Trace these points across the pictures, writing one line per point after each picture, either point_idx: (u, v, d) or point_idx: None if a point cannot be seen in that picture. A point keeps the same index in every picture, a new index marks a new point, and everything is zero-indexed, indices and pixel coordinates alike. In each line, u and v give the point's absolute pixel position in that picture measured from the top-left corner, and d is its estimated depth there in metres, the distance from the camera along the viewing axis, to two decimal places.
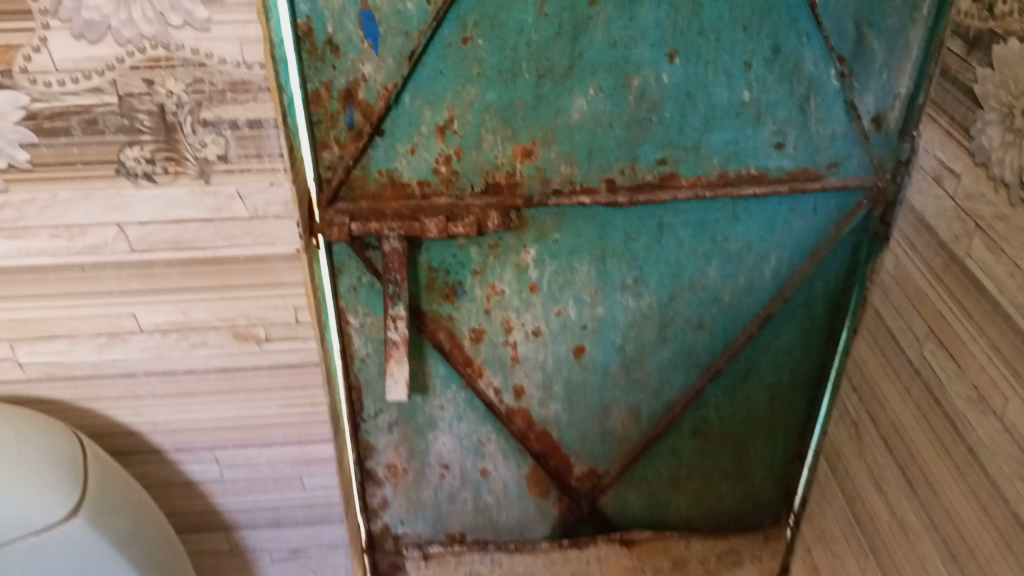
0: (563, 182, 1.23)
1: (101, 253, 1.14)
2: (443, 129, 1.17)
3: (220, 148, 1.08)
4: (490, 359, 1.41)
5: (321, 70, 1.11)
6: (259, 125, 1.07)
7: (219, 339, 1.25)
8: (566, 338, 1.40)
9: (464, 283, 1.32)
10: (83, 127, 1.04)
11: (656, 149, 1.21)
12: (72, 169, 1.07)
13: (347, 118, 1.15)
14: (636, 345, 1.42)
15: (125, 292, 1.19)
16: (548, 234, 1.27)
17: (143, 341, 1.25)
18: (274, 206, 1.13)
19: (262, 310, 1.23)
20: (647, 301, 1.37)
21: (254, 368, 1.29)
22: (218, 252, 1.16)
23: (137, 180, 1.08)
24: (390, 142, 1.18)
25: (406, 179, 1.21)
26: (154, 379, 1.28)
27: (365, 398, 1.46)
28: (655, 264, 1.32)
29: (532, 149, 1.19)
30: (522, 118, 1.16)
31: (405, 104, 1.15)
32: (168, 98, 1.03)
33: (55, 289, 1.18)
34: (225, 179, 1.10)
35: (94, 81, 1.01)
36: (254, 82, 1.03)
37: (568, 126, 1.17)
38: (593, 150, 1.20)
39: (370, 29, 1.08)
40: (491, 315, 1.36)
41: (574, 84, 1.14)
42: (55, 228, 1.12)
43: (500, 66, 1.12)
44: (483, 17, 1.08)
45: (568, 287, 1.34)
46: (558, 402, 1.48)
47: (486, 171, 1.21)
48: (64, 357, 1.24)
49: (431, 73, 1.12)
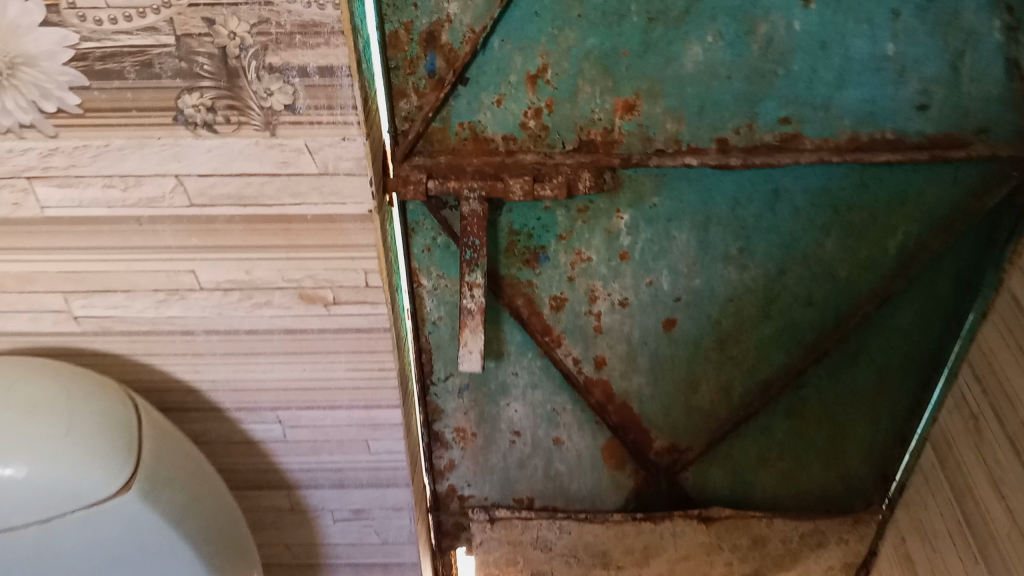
0: (668, 141, 1.08)
1: (159, 206, 1.06)
2: (535, 78, 1.03)
3: (288, 98, 0.96)
4: (571, 328, 1.30)
5: (400, 9, 0.97)
6: (331, 73, 0.94)
7: (284, 299, 1.16)
8: (656, 310, 1.27)
9: (547, 248, 1.20)
10: (138, 70, 0.94)
11: (778, 108, 1.05)
12: (127, 116, 0.97)
13: (429, 64, 1.02)
14: (734, 320, 1.28)
15: (184, 248, 1.10)
16: (645, 197, 1.14)
17: (203, 299, 1.16)
18: (345, 162, 1.02)
19: (331, 272, 1.13)
20: (751, 274, 1.23)
21: (320, 331, 1.19)
22: (285, 210, 1.06)
23: (197, 130, 0.98)
24: (474, 92, 1.05)
25: (489, 134, 1.09)
26: (215, 338, 1.21)
27: (435, 361, 1.36)
28: (764, 235, 1.18)
29: (635, 103, 1.05)
30: (627, 68, 1.02)
31: (493, 48, 1.01)
32: (231, 40, 0.91)
33: (111, 240, 1.10)
34: (293, 132, 0.99)
35: (149, 19, 0.90)
36: (327, 24, 0.90)
37: (679, 77, 1.02)
38: (705, 106, 1.05)
39: None
40: (576, 283, 1.24)
41: (688, 29, 0.98)
42: (111, 177, 1.03)
43: (604, 8, 0.97)
44: None
45: (662, 257, 1.21)
46: (641, 375, 1.36)
47: (581, 127, 1.07)
48: (121, 311, 1.17)
49: (525, 13, 0.98)
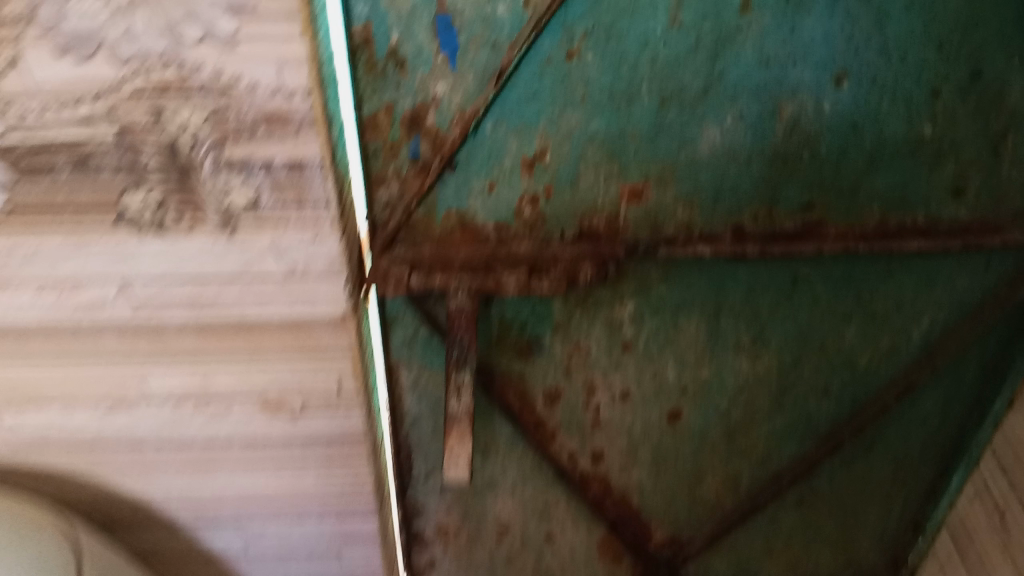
0: (678, 228, 0.97)
1: (100, 314, 0.91)
2: (531, 164, 0.92)
3: (250, 196, 0.83)
4: (567, 423, 1.16)
5: (380, 89, 0.85)
6: (301, 169, 0.81)
7: (244, 410, 1.02)
8: (660, 402, 1.15)
9: (542, 339, 1.07)
10: (73, 167, 0.80)
11: (800, 193, 0.95)
12: (60, 216, 0.83)
13: (412, 148, 0.90)
14: (744, 412, 1.17)
15: (130, 355, 0.95)
16: (651, 286, 1.02)
17: (153, 412, 1.01)
18: (317, 261, 0.88)
19: (299, 378, 0.98)
20: (765, 364, 1.12)
21: (286, 442, 1.05)
22: (246, 314, 0.92)
23: (142, 232, 0.85)
24: (463, 178, 0.93)
25: (479, 221, 0.96)
26: (167, 451, 1.06)
27: (415, 458, 1.20)
28: (780, 322, 1.07)
29: (643, 189, 0.93)
30: (635, 152, 0.91)
31: (485, 132, 0.89)
32: (182, 133, 0.79)
33: (44, 350, 0.94)
34: (255, 233, 0.85)
35: (84, 110, 0.76)
36: (295, 115, 0.78)
37: (694, 162, 0.91)
38: (720, 192, 0.94)
39: (447, 39, 0.82)
40: (573, 375, 1.11)
41: (706, 111, 0.88)
42: (44, 280, 0.88)
43: (612, 88, 0.86)
44: (597, 26, 0.82)
45: (669, 347, 1.08)
46: (642, 469, 1.23)
47: (582, 214, 0.95)
48: (58, 425, 1.02)
49: (523, 94, 0.86)
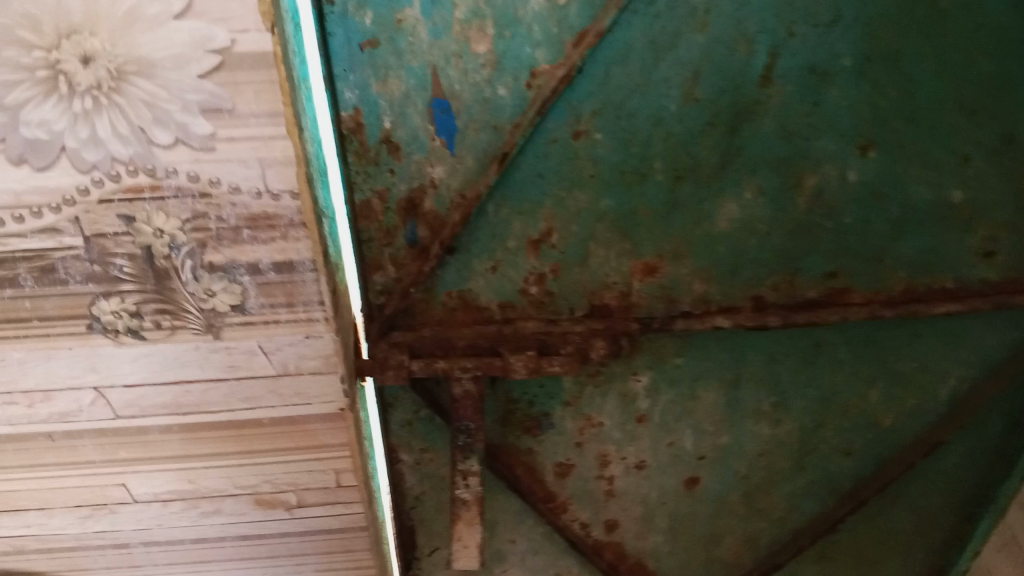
0: (696, 301, 0.90)
1: (75, 421, 0.84)
2: (537, 243, 0.85)
3: (234, 298, 0.76)
4: (579, 494, 1.10)
5: (373, 176, 0.79)
6: (290, 269, 0.74)
7: (236, 506, 0.95)
8: (677, 470, 1.08)
9: (551, 414, 1.00)
10: (37, 276, 0.73)
11: (823, 262, 0.89)
12: (27, 326, 0.76)
13: (408, 233, 0.83)
14: (764, 474, 1.11)
15: (111, 462, 0.88)
16: (666, 358, 0.96)
17: (138, 513, 0.94)
18: (309, 360, 0.82)
19: (293, 475, 0.92)
20: (786, 428, 1.06)
21: (282, 535, 0.99)
22: (235, 415, 0.86)
23: (118, 338, 0.78)
24: (464, 260, 0.86)
25: (482, 301, 0.90)
26: (155, 548, 0.98)
27: (417, 535, 1.14)
28: (801, 387, 1.01)
29: (657, 265, 0.87)
30: (648, 228, 0.85)
31: (487, 214, 0.83)
32: (157, 238, 0.71)
33: (17, 460, 0.87)
34: (242, 334, 0.79)
35: (47, 219, 0.69)
36: (282, 216, 0.71)
37: (711, 237, 0.86)
38: (738, 264, 0.88)
39: (443, 122, 0.76)
40: (584, 448, 1.04)
41: (722, 186, 0.82)
42: (11, 393, 0.81)
43: (622, 166, 0.80)
44: (605, 104, 0.76)
45: (686, 417, 1.02)
46: (659, 535, 1.16)
47: (592, 292, 0.89)
48: (36, 531, 0.95)
49: (527, 175, 0.80)
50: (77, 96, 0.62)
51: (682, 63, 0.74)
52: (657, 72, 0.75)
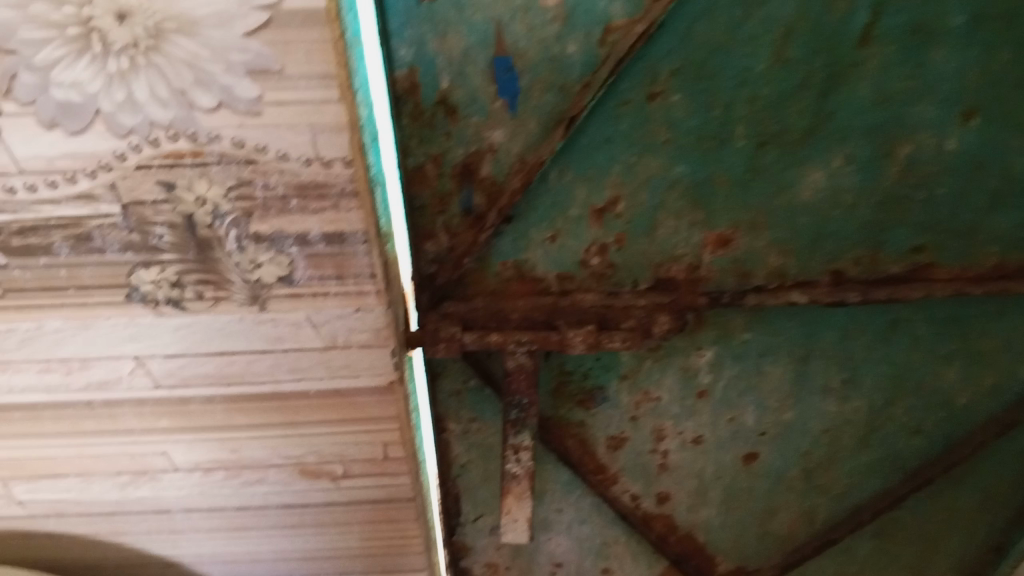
0: (770, 276, 0.84)
1: (114, 390, 0.81)
2: (601, 212, 0.79)
3: (282, 270, 0.71)
4: (631, 467, 1.06)
5: (428, 140, 0.73)
6: (341, 240, 0.69)
7: (280, 476, 0.92)
8: (736, 445, 1.04)
9: (606, 388, 0.96)
10: (72, 245, 0.69)
11: (910, 236, 0.82)
12: (63, 295, 0.72)
13: (464, 200, 0.78)
14: (826, 451, 1.06)
15: (152, 432, 0.86)
16: (733, 333, 0.91)
17: (179, 480, 0.92)
18: (359, 334, 0.77)
19: (340, 447, 0.88)
20: (854, 406, 1.01)
21: (326, 505, 0.96)
22: (280, 387, 0.81)
23: (159, 308, 0.74)
24: (522, 229, 0.80)
25: (539, 273, 0.84)
26: (197, 515, 0.96)
27: (462, 503, 1.11)
28: (873, 364, 0.96)
29: (731, 237, 0.81)
30: (723, 199, 0.78)
31: (549, 181, 0.77)
32: (199, 206, 0.66)
33: (56, 427, 0.85)
34: (289, 306, 0.74)
35: (82, 185, 0.65)
36: (334, 185, 0.65)
37: (792, 207, 0.79)
38: (820, 237, 0.81)
39: (505, 82, 0.70)
40: (639, 422, 1.00)
41: (809, 153, 0.75)
42: (47, 361, 0.78)
43: (699, 130, 0.74)
44: (684, 63, 0.70)
45: (749, 393, 0.97)
46: (711, 508, 1.12)
47: (658, 264, 0.83)
48: (77, 495, 0.93)
49: (594, 140, 0.74)
50: (112, 55, 0.57)
51: (774, 21, 0.67)
52: (745, 29, 0.68)
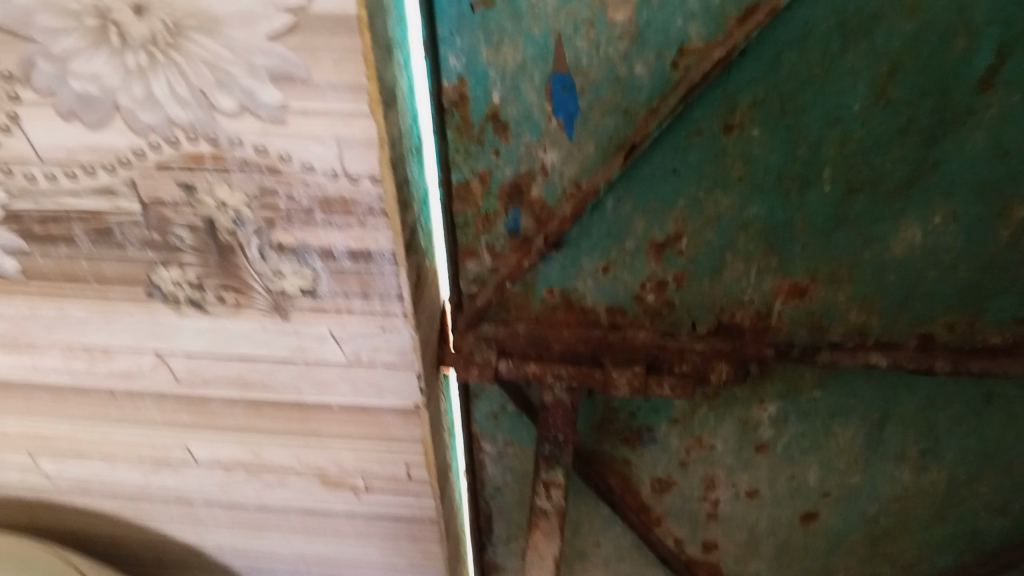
0: (848, 333, 0.75)
1: (137, 381, 0.79)
2: (660, 247, 0.71)
3: (305, 283, 0.66)
4: (676, 511, 0.99)
5: (474, 155, 0.67)
6: (368, 259, 0.64)
7: (302, 482, 0.88)
8: (794, 503, 0.95)
9: (656, 430, 0.88)
10: (92, 238, 0.65)
11: (1015, 306, 0.72)
12: (85, 286, 0.70)
13: (510, 222, 0.71)
14: (896, 520, 0.96)
15: (173, 425, 0.83)
16: (802, 389, 0.82)
17: (201, 474, 0.89)
18: (385, 354, 0.71)
19: (363, 462, 0.84)
20: (931, 477, 0.91)
21: (347, 515, 0.92)
22: (302, 398, 0.77)
23: (180, 308, 0.70)
24: (572, 256, 0.73)
25: (589, 303, 0.77)
26: (218, 509, 0.94)
27: (495, 522, 1.06)
28: (959, 438, 0.85)
29: (807, 287, 0.72)
30: (802, 246, 0.69)
31: (605, 209, 0.69)
32: (219, 211, 0.62)
33: (81, 410, 0.83)
34: (313, 319, 0.69)
35: (101, 179, 0.61)
36: (360, 202, 0.60)
37: (880, 263, 0.70)
38: (910, 297, 0.72)
39: (564, 101, 0.63)
40: (689, 468, 0.93)
41: (905, 207, 0.66)
42: (71, 347, 0.76)
43: (781, 169, 0.64)
44: (769, 95, 0.60)
45: (814, 452, 0.88)
46: (762, 562, 1.04)
47: (721, 307, 0.75)
48: (101, 476, 0.92)
49: (659, 170, 0.66)
50: (129, 50, 0.52)
51: (879, 55, 0.58)
52: (843, 63, 0.58)
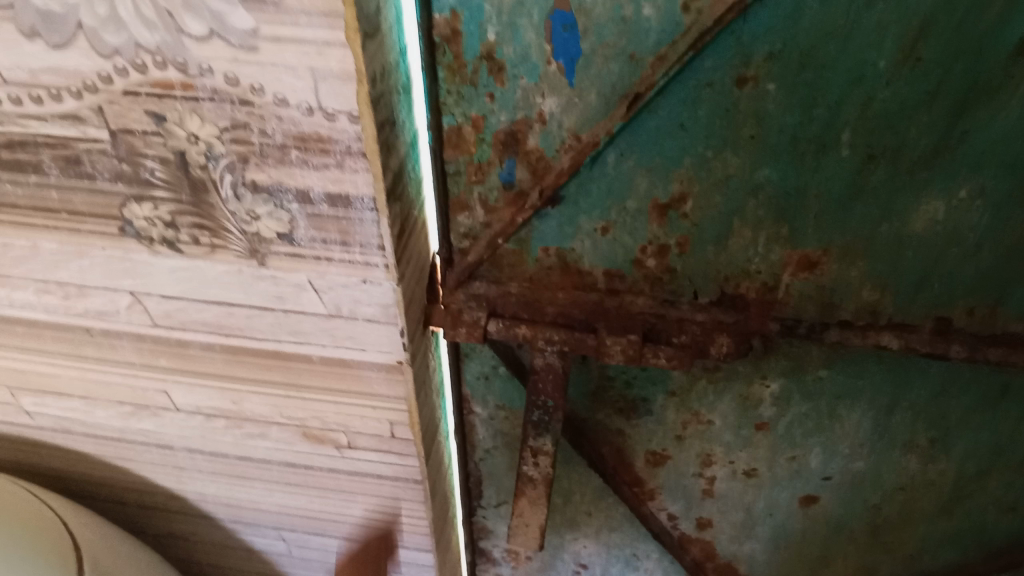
0: (860, 312, 0.70)
1: (113, 321, 0.76)
2: (663, 209, 0.67)
3: (281, 226, 0.62)
4: (671, 486, 0.95)
5: (468, 100, 0.62)
6: (346, 204, 0.60)
7: (282, 434, 0.85)
8: (793, 486, 0.91)
9: (652, 402, 0.85)
10: (61, 167, 0.62)
11: None
12: (56, 219, 0.66)
13: (504, 173, 0.67)
14: (900, 510, 0.92)
15: (151, 369, 0.81)
16: (808, 369, 0.77)
17: (181, 420, 0.87)
18: (365, 306, 0.68)
19: (344, 418, 0.81)
20: (939, 467, 0.86)
21: (330, 471, 0.89)
22: (281, 347, 0.74)
23: (153, 246, 0.67)
24: (570, 214, 0.69)
25: (586, 265, 0.73)
26: (199, 456, 0.92)
27: (485, 487, 1.03)
28: (972, 428, 0.81)
29: (819, 259, 0.67)
30: (815, 215, 0.65)
31: (606, 164, 0.65)
32: (191, 143, 0.58)
33: (58, 347, 0.81)
34: (290, 265, 0.66)
35: (67, 105, 0.57)
36: (337, 142, 0.56)
37: (898, 238, 0.65)
38: (928, 276, 0.67)
39: (564, 42, 0.57)
40: (686, 443, 0.89)
41: (928, 178, 0.61)
42: (45, 282, 0.73)
43: (796, 130, 0.59)
44: (787, 48, 0.55)
45: (817, 434, 0.84)
46: (757, 543, 1.01)
47: (726, 277, 0.70)
48: (82, 416, 0.90)
49: (665, 124, 0.61)
50: None
51: (909, 8, 0.52)
52: (870, 14, 0.53)
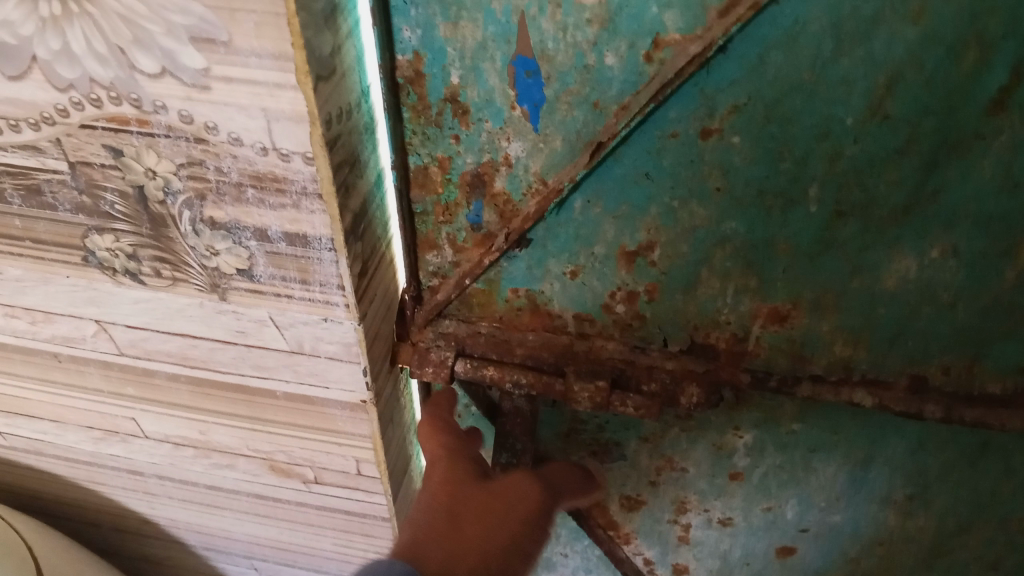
0: (831, 366, 0.69)
1: (80, 348, 0.76)
2: (631, 256, 0.66)
3: (240, 263, 0.62)
4: (646, 531, 0.93)
5: (433, 140, 0.61)
6: (304, 243, 0.59)
7: (250, 466, 0.84)
8: (770, 535, 0.89)
9: (625, 446, 0.83)
10: (24, 196, 0.62)
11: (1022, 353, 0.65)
12: (19, 246, 0.66)
13: (472, 214, 0.66)
14: (879, 564, 0.90)
15: (119, 396, 0.80)
16: (781, 420, 0.76)
17: (150, 447, 0.86)
18: (327, 344, 0.67)
19: (310, 453, 0.80)
20: (919, 523, 0.84)
21: (298, 504, 0.88)
22: (245, 381, 0.73)
23: (116, 277, 0.66)
24: (539, 256, 0.68)
25: (555, 308, 0.72)
26: (169, 483, 0.91)
27: None
28: (952, 487, 0.78)
29: (788, 312, 0.66)
30: (784, 268, 0.63)
31: (573, 210, 0.64)
32: (148, 178, 0.58)
33: (27, 370, 0.80)
34: (251, 301, 0.65)
35: (26, 135, 0.57)
36: (292, 182, 0.55)
37: (871, 293, 0.63)
38: (901, 333, 0.66)
39: (527, 88, 0.56)
40: (659, 489, 0.87)
41: (900, 236, 0.59)
42: (12, 307, 0.73)
43: (762, 183, 0.58)
44: (751, 100, 0.54)
45: (792, 485, 0.82)
46: None
47: (696, 326, 0.69)
48: (52, 438, 0.89)
49: (631, 173, 0.60)
50: None
51: (878, 64, 0.50)
52: (837, 70, 0.51)
